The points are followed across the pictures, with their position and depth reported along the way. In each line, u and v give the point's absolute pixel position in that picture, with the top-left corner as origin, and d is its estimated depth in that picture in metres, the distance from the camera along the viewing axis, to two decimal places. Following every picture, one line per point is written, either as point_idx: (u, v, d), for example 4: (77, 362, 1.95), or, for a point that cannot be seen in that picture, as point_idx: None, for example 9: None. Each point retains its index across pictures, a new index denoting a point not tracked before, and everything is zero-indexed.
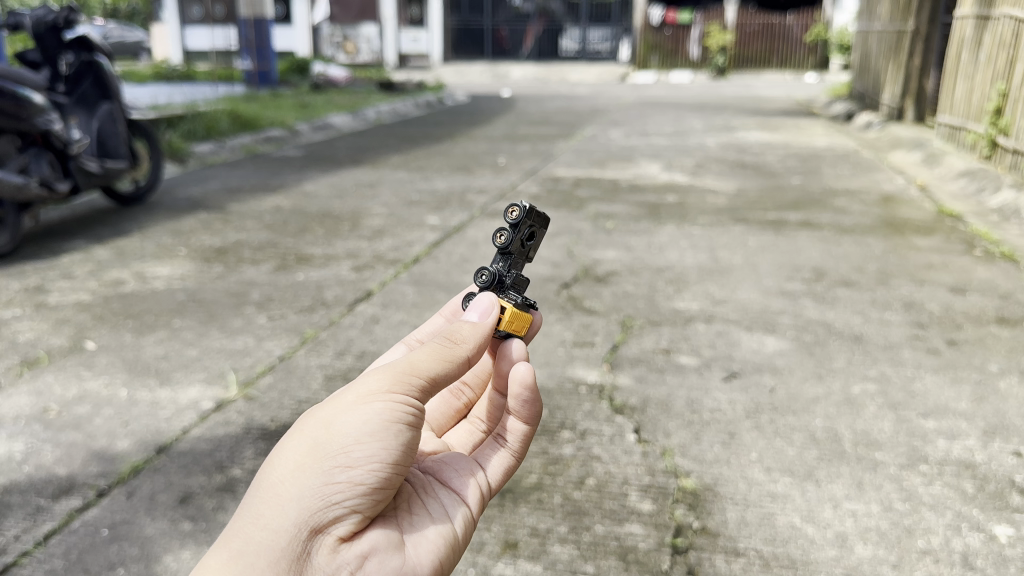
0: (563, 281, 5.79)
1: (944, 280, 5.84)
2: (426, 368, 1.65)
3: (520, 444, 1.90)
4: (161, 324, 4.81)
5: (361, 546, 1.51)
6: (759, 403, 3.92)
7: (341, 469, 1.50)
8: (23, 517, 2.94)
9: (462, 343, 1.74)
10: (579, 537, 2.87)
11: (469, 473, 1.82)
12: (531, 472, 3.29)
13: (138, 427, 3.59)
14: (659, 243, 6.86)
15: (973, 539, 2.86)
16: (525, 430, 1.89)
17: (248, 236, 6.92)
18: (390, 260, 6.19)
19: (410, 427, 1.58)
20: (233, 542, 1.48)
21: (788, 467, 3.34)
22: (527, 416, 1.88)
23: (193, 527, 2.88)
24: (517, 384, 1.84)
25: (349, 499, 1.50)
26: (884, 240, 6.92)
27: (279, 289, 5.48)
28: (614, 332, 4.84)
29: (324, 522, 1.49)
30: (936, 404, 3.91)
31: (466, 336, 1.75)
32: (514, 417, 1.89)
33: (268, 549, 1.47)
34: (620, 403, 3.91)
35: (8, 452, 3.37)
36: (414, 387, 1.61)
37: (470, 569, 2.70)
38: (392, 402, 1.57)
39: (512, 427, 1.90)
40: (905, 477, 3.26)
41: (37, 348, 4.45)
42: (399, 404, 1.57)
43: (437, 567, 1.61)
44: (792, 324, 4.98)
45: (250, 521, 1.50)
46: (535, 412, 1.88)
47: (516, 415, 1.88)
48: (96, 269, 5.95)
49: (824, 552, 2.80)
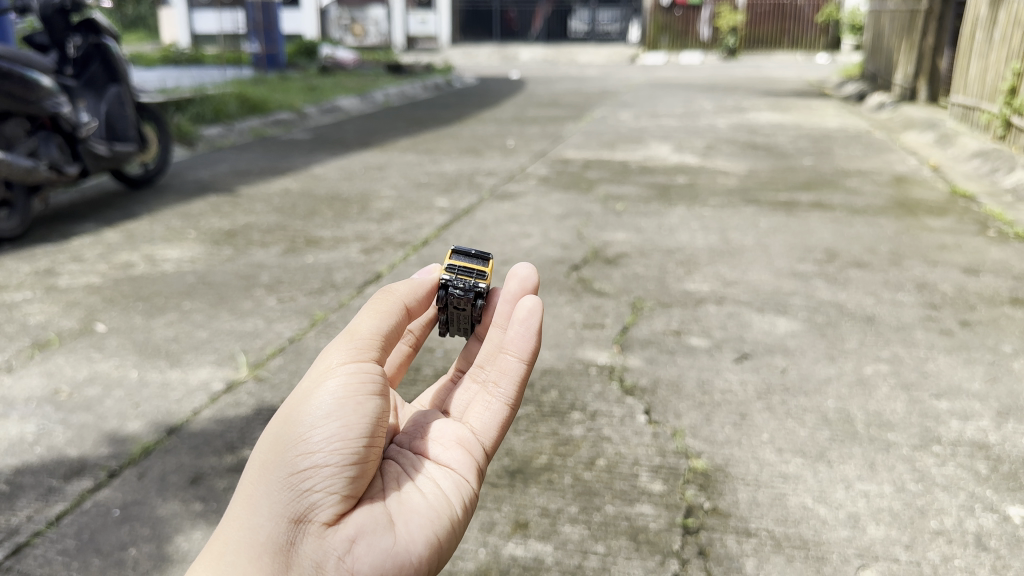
0: (573, 263, 5.77)
1: (958, 261, 5.78)
2: (371, 329, 1.73)
3: (515, 391, 1.93)
4: (170, 306, 4.81)
5: (346, 529, 1.54)
6: (770, 384, 3.90)
7: (303, 455, 1.57)
8: (35, 497, 2.94)
9: (394, 294, 1.84)
10: (590, 517, 2.87)
11: (459, 440, 1.85)
12: (541, 453, 3.28)
13: (149, 408, 3.59)
14: (670, 224, 6.82)
15: (986, 520, 2.84)
16: (522, 370, 1.93)
17: (258, 218, 6.92)
18: (400, 242, 6.18)
19: (370, 398, 1.64)
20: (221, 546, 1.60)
21: (800, 448, 3.32)
22: (523, 353, 1.93)
23: (204, 508, 2.88)
24: (523, 313, 1.92)
25: (320, 483, 1.56)
26: (897, 221, 6.86)
27: (289, 271, 5.48)
28: (624, 313, 4.82)
29: (301, 510, 1.56)
30: (950, 385, 3.88)
31: (397, 288, 1.85)
32: (510, 356, 1.94)
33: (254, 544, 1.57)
34: (630, 383, 3.90)
35: (20, 434, 3.39)
36: (363, 356, 1.69)
37: (479, 549, 2.70)
38: (341, 379, 1.64)
39: (509, 367, 1.94)
40: (918, 458, 3.24)
41: (48, 330, 4.46)
42: (348, 380, 1.64)
43: (430, 542, 1.60)
44: (803, 305, 4.95)
45: (236, 523, 1.62)
46: (532, 348, 1.93)
47: (512, 353, 1.94)
48: (106, 252, 5.96)
49: (836, 533, 2.78)
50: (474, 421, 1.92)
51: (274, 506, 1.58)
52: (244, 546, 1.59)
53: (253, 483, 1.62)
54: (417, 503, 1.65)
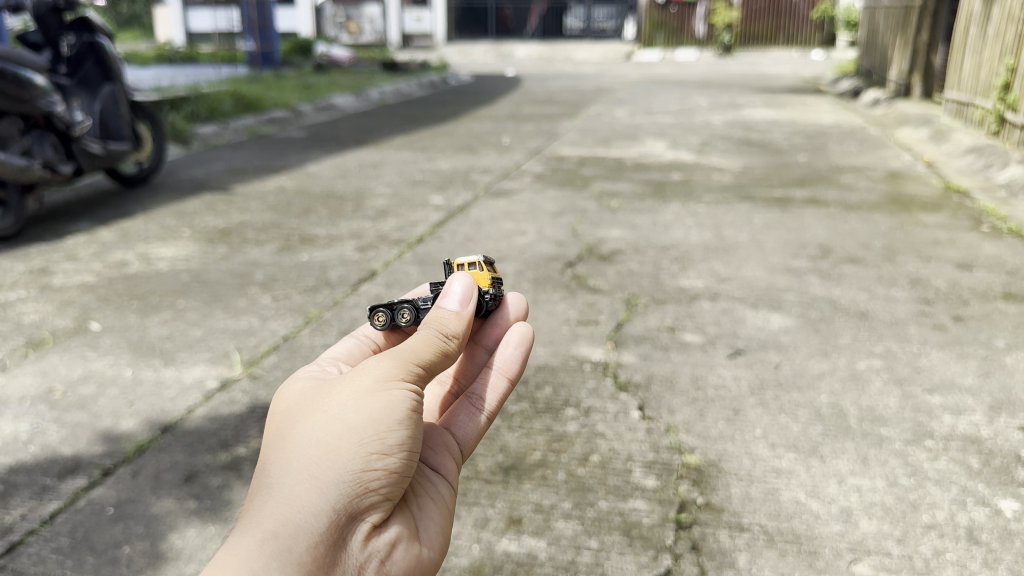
0: (567, 260, 5.78)
1: (951, 256, 5.80)
2: (432, 357, 1.70)
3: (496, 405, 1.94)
4: (165, 304, 4.82)
5: (389, 534, 1.52)
6: (764, 379, 3.91)
7: (378, 456, 1.50)
8: (29, 496, 2.95)
9: (453, 337, 1.77)
10: (584, 513, 2.88)
11: (447, 445, 1.81)
12: (535, 449, 3.28)
13: (143, 406, 3.60)
14: (664, 221, 6.83)
15: (978, 513, 2.85)
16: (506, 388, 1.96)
17: (252, 216, 6.92)
18: (394, 240, 6.18)
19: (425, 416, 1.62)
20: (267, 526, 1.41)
21: (793, 442, 3.33)
22: (511, 373, 1.97)
23: (198, 505, 2.89)
24: (518, 338, 2.02)
25: (384, 487, 1.51)
26: (891, 217, 6.87)
27: (283, 269, 5.48)
28: (618, 310, 4.84)
29: (361, 509, 1.48)
30: (943, 379, 3.90)
31: (455, 330, 1.78)
32: (499, 373, 1.97)
33: (308, 532, 1.42)
34: (624, 379, 3.91)
35: (14, 433, 3.39)
36: (423, 374, 1.65)
37: (474, 545, 2.71)
38: (410, 390, 1.59)
39: (495, 383, 1.96)
40: (911, 453, 3.25)
41: (42, 329, 4.46)
42: (415, 392, 1.60)
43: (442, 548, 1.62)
44: (797, 301, 4.97)
45: (282, 505, 1.44)
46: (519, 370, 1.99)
47: (501, 370, 1.97)
48: (100, 250, 5.95)
49: (828, 527, 2.79)
50: (455, 426, 1.88)
51: (337, 501, 1.46)
52: (296, 534, 1.41)
53: (311, 471, 1.47)
54: (428, 510, 1.64)
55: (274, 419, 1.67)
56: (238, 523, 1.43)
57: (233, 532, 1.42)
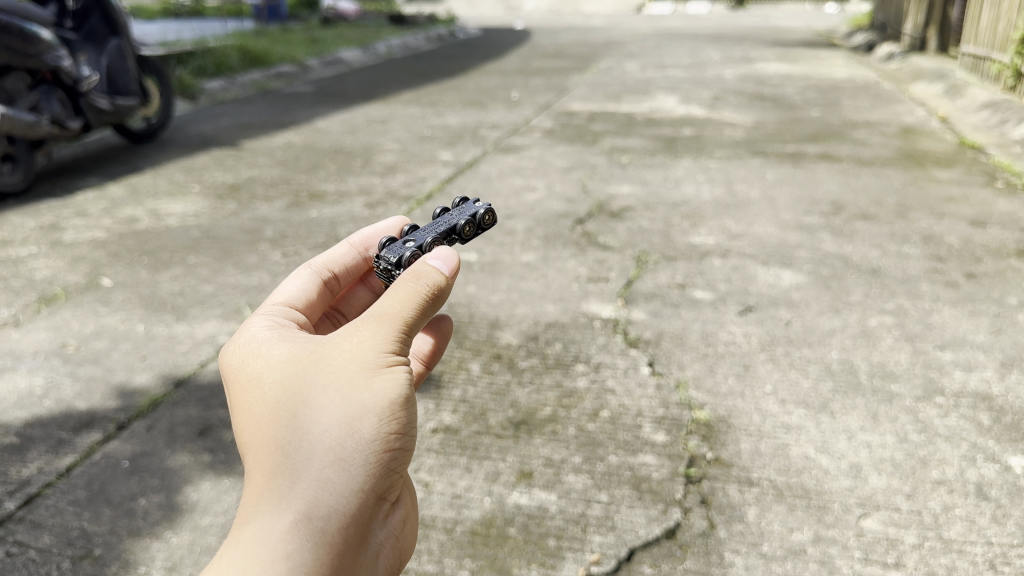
0: (577, 217, 5.74)
1: (964, 213, 5.74)
2: None
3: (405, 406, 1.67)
4: (175, 260, 4.82)
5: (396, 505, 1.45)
6: (774, 336, 3.90)
7: (395, 437, 1.37)
8: (45, 449, 2.98)
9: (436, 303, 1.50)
10: (593, 467, 2.89)
11: None
12: (546, 405, 3.30)
13: (156, 361, 3.62)
14: (675, 177, 6.77)
15: (987, 470, 2.86)
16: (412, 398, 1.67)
17: (261, 172, 6.89)
18: (403, 196, 6.15)
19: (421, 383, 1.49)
20: (296, 508, 1.27)
21: (803, 398, 3.34)
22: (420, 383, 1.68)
23: (212, 459, 2.91)
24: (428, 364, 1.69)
25: (397, 466, 1.41)
26: (904, 173, 6.80)
27: (292, 225, 5.46)
28: (629, 267, 4.81)
29: (380, 488, 1.38)
30: (954, 337, 3.88)
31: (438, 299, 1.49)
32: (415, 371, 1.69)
33: (340, 517, 1.30)
34: (634, 336, 3.91)
35: (28, 387, 3.42)
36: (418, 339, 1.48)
37: (485, 498, 2.73)
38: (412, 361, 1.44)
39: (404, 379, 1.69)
40: (920, 409, 3.25)
41: (54, 284, 4.48)
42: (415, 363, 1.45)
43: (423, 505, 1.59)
44: (809, 257, 4.93)
45: (307, 487, 1.29)
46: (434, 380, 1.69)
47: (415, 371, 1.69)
48: (110, 206, 5.95)
49: (838, 482, 2.80)
50: None
51: (362, 481, 1.35)
52: (331, 518, 1.28)
53: (335, 453, 1.32)
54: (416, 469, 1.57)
55: (239, 383, 1.43)
56: (259, 505, 1.26)
57: (256, 516, 1.25)
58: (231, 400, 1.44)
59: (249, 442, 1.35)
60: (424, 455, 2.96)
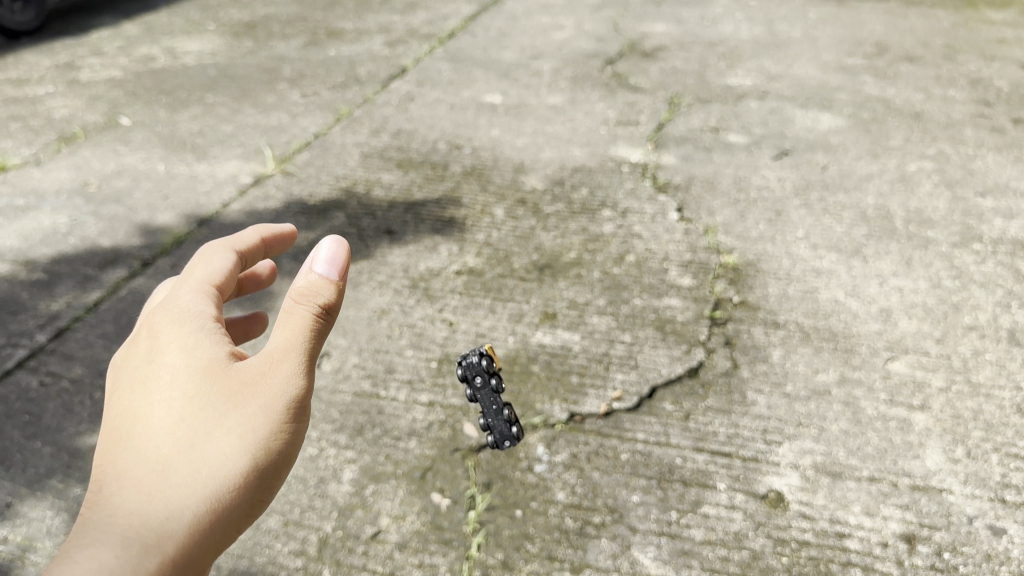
0: (607, 58, 5.49)
1: (1017, 56, 5.42)
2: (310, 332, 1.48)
3: None
4: (193, 101, 4.68)
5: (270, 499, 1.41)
6: (809, 181, 3.77)
7: (262, 446, 1.35)
8: (72, 288, 2.96)
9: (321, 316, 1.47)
10: (617, 310, 2.87)
11: None
12: (571, 249, 3.24)
13: (178, 201, 3.58)
14: (710, 16, 6.41)
15: (1022, 317, 2.80)
16: None
17: (278, 9, 6.61)
18: (425, 35, 5.90)
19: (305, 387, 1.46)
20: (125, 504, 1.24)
21: (835, 244, 3.25)
22: None
23: (238, 298, 2.89)
24: None
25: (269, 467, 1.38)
26: (954, 13, 6.39)
27: (311, 65, 5.28)
28: (660, 110, 4.62)
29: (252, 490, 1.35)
30: (996, 184, 3.73)
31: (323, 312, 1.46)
32: None
33: (185, 514, 1.27)
34: (664, 181, 3.80)
35: (53, 225, 3.40)
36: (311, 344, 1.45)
37: (509, 339, 2.72)
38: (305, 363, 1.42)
39: None
40: (956, 256, 3.16)
41: (73, 124, 4.40)
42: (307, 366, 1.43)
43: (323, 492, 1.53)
44: (849, 101, 4.71)
45: (155, 487, 1.27)
46: None
47: None
48: (124, 45, 5.77)
49: (866, 327, 2.75)
50: None
51: (224, 476, 1.32)
52: (178, 513, 1.25)
53: (194, 464, 1.31)
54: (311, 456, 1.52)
55: (133, 360, 1.44)
56: (114, 492, 1.26)
57: (102, 503, 1.24)
58: (120, 377, 1.45)
59: (125, 427, 1.35)
60: (448, 298, 2.92)
